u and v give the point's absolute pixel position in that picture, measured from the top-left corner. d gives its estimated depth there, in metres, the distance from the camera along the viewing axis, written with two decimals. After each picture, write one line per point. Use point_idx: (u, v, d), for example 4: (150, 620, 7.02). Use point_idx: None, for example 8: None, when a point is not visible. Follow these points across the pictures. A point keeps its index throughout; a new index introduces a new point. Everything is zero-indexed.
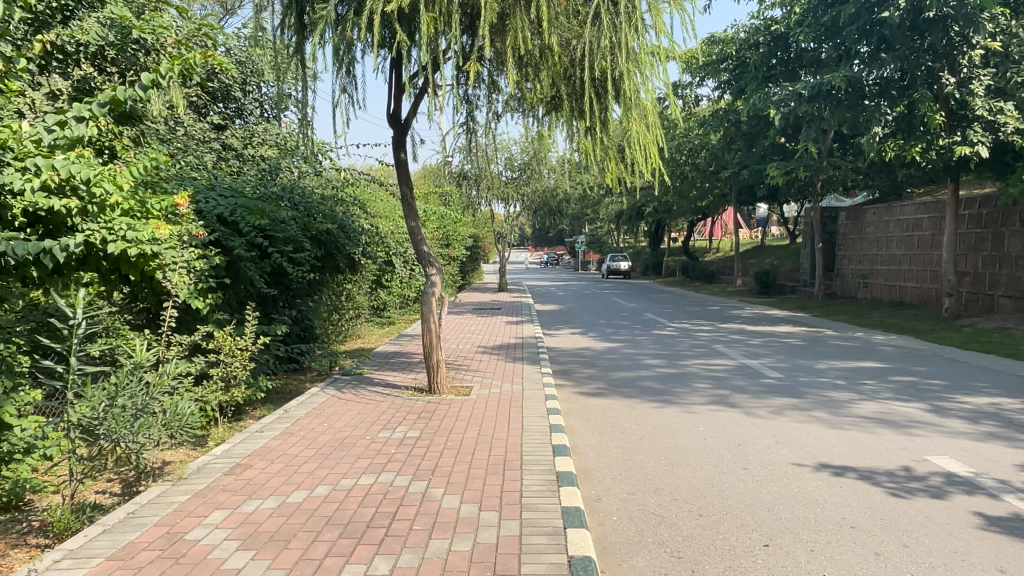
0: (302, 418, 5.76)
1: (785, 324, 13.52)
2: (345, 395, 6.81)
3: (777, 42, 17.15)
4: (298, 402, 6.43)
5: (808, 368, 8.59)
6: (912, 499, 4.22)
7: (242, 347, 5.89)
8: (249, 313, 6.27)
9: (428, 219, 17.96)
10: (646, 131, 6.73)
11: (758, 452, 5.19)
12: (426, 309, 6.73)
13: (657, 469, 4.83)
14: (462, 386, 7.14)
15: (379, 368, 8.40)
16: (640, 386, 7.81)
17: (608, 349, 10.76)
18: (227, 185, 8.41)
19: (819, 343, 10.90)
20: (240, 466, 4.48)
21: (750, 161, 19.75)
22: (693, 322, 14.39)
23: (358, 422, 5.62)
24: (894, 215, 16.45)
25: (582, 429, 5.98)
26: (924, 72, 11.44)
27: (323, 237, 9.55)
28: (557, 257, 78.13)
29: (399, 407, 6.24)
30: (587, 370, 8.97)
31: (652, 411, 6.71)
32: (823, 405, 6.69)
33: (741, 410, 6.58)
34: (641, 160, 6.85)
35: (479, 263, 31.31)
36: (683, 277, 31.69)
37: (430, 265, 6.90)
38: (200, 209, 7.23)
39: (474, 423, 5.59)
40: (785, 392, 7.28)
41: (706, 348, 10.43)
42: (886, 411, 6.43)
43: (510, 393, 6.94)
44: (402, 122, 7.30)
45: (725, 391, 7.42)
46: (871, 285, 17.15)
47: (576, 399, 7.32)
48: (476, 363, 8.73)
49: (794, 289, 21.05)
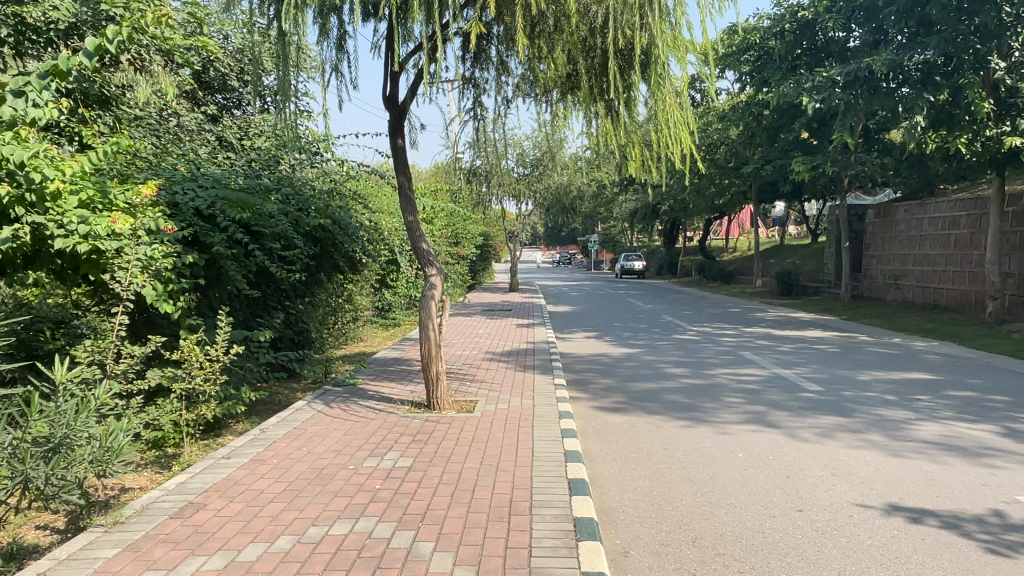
0: (279, 440, 5.01)
1: (814, 329, 12.61)
2: (332, 411, 6.03)
3: (804, 31, 16.49)
4: (278, 418, 5.70)
5: (850, 380, 7.74)
6: (1017, 558, 3.39)
7: (211, 358, 5.15)
8: (222, 317, 5.54)
9: (436, 216, 17.19)
10: (678, 115, 5.92)
11: (813, 489, 4.37)
12: (425, 315, 5.96)
13: (693, 511, 4.03)
14: (464, 400, 6.35)
15: (376, 377, 7.64)
16: (664, 400, 6.99)
17: (627, 356, 9.93)
18: (209, 175, 7.72)
19: (855, 350, 10.04)
20: (191, 508, 3.72)
21: (773, 156, 18.83)
22: (715, 325, 13.56)
23: (342, 445, 4.87)
24: (928, 212, 15.53)
25: (600, 454, 5.19)
26: (971, 57, 10.52)
27: (318, 234, 8.85)
28: (569, 256, 77.12)
29: (391, 426, 5.47)
30: (604, 380, 8.17)
31: (679, 430, 5.90)
32: (876, 426, 5.84)
33: (783, 431, 5.74)
34: (671, 147, 6.03)
35: (489, 262, 30.60)
36: (700, 277, 30.80)
37: (430, 265, 6.13)
38: (174, 203, 6.51)
39: (476, 448, 4.80)
40: (831, 409, 6.42)
41: (733, 356, 9.57)
42: (953, 434, 5.57)
43: (518, 408, 6.15)
44: (399, 105, 6.52)
45: (760, 407, 6.58)
46: (902, 286, 16.21)
47: (592, 415, 6.52)
48: (481, 372, 7.93)
49: (818, 290, 20.13)
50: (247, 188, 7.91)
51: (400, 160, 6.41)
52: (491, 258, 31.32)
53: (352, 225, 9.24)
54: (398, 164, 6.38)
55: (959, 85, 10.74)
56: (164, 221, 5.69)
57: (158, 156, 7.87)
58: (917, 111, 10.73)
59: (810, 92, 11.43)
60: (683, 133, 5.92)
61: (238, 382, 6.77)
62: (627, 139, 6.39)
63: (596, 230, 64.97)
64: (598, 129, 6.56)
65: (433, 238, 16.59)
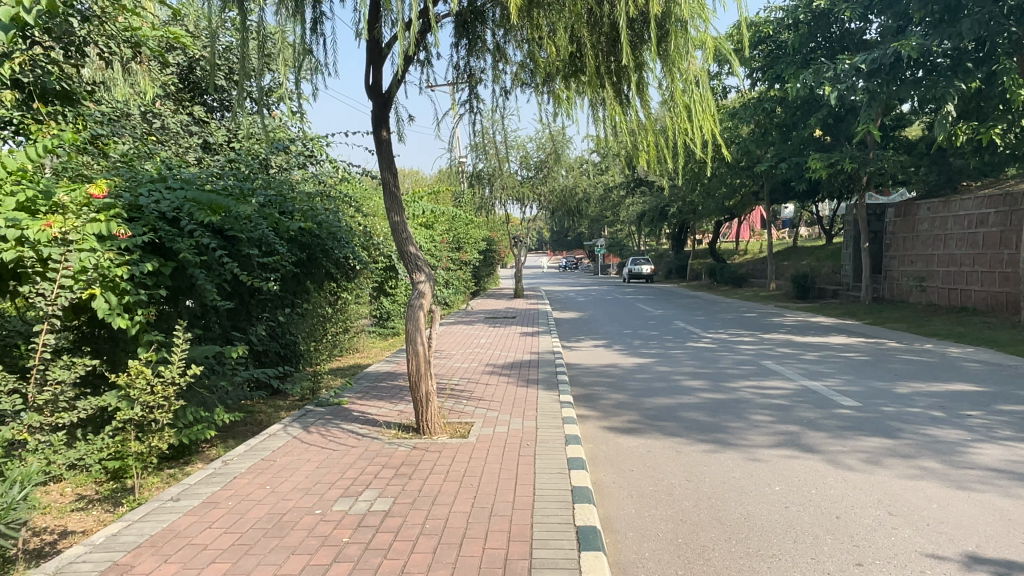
0: (241, 476, 4.33)
1: (837, 335, 11.85)
2: (308, 438, 5.32)
3: (819, 22, 15.83)
4: (245, 448, 5.04)
5: (889, 393, 6.99)
6: None
7: (156, 383, 4.54)
8: (177, 333, 4.90)
9: (437, 220, 16.56)
10: (701, 101, 5.26)
11: (871, 535, 3.63)
12: (411, 327, 5.27)
13: (728, 566, 3.31)
14: (459, 423, 5.63)
15: (364, 395, 6.94)
16: (683, 419, 6.27)
17: (639, 367, 9.21)
18: (181, 175, 7.09)
19: (887, 358, 9.29)
20: (115, 571, 3.05)
21: (787, 154, 18.11)
22: (731, 332, 12.83)
23: (312, 482, 4.18)
24: (952, 210, 14.77)
25: (614, 488, 4.48)
26: (1006, 40, 9.74)
27: (303, 240, 8.21)
28: (576, 261, 76.31)
29: (372, 456, 4.76)
30: (616, 395, 7.44)
31: (702, 456, 5.18)
32: (930, 449, 5.09)
33: (822, 457, 5.00)
34: (692, 135, 5.36)
35: (494, 268, 29.99)
36: (711, 280, 30.05)
37: (418, 271, 5.45)
38: (136, 205, 5.86)
39: (468, 485, 4.10)
40: (873, 430, 5.68)
41: (755, 366, 8.83)
42: (1020, 459, 4.82)
43: (520, 432, 5.43)
44: (383, 94, 5.84)
45: (792, 427, 5.85)
46: (926, 288, 15.41)
47: (603, 437, 5.80)
48: (479, 388, 7.22)
49: (836, 292, 19.35)
50: (224, 188, 7.27)
51: (386, 155, 5.73)
52: (495, 264, 30.67)
53: (341, 229, 8.63)
54: (382, 158, 5.69)
55: (992, 71, 9.97)
56: (120, 224, 4.97)
57: (130, 156, 7.27)
58: (948, 100, 9.95)
59: (831, 83, 10.67)
60: (706, 118, 5.25)
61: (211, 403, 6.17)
62: (638, 130, 5.66)
63: (603, 234, 64.16)
64: (601, 119, 5.84)
65: (434, 244, 15.93)
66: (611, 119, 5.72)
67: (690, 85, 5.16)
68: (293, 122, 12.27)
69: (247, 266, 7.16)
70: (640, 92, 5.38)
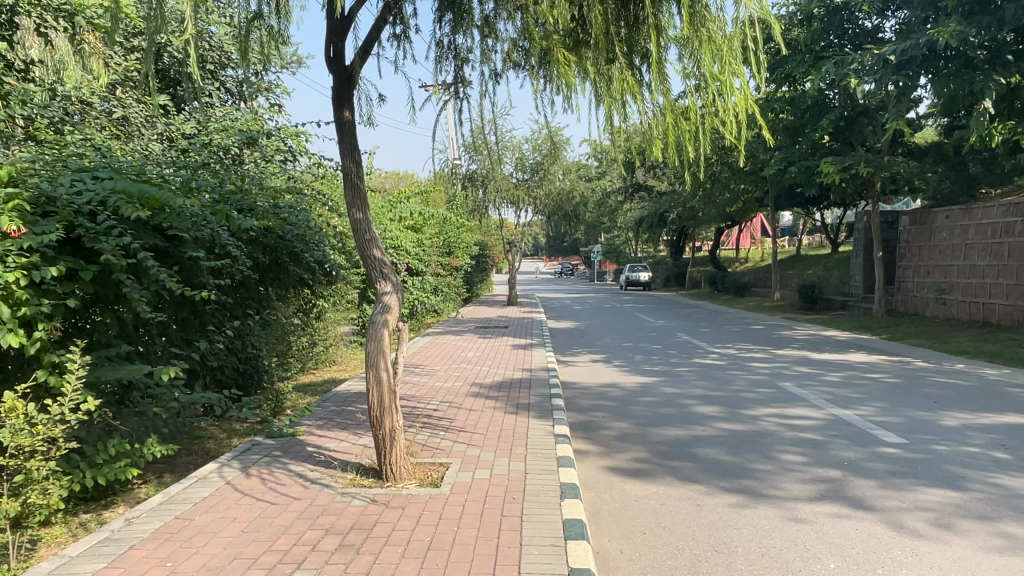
0: (137, 549, 3.35)
1: (857, 352, 10.89)
2: (241, 485, 4.31)
3: (833, 19, 14.97)
4: (159, 502, 4.06)
5: (936, 427, 6.04)
6: None
7: (32, 419, 3.71)
8: (76, 361, 4.05)
9: (426, 222, 15.58)
10: (738, 80, 4.36)
11: None
12: (370, 351, 4.26)
13: None
14: (432, 465, 4.63)
15: (325, 423, 5.93)
16: (701, 458, 5.29)
17: (642, 387, 8.25)
18: (115, 163, 6.14)
19: (918, 381, 8.38)
20: None
21: (796, 158, 17.21)
22: (740, 346, 11.89)
23: (226, 561, 3.19)
24: (973, 217, 13.88)
25: (621, 564, 3.49)
26: None
27: (265, 241, 7.33)
28: (572, 267, 75.52)
29: (315, 515, 3.76)
30: (619, 423, 6.47)
31: (729, 511, 4.20)
32: (1009, 508, 4.13)
33: (878, 517, 4.03)
34: (724, 121, 4.45)
35: (487, 274, 29.12)
36: (710, 289, 29.22)
37: (384, 281, 4.45)
38: (47, 196, 4.92)
39: (431, 566, 3.11)
40: (932, 479, 4.71)
41: (773, 390, 7.86)
42: None
43: (506, 477, 4.44)
44: (345, 67, 4.83)
45: (833, 472, 4.88)
46: (944, 301, 14.51)
47: (605, 481, 4.80)
48: (460, 415, 6.23)
49: (844, 303, 18.48)
50: (169, 178, 6.28)
51: (348, 139, 4.75)
52: (489, 269, 29.68)
53: (311, 228, 7.82)
54: (342, 144, 4.70)
55: None
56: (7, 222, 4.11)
57: (60, 142, 6.27)
58: (984, 96, 9.02)
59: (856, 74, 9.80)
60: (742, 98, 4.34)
61: (142, 434, 5.25)
62: (650, 122, 4.73)
63: (599, 239, 63.29)
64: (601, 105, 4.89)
65: (422, 248, 14.93)
66: (614, 109, 4.79)
67: (723, 52, 4.30)
68: (269, 115, 11.36)
69: (193, 271, 6.24)
70: (659, 73, 4.45)
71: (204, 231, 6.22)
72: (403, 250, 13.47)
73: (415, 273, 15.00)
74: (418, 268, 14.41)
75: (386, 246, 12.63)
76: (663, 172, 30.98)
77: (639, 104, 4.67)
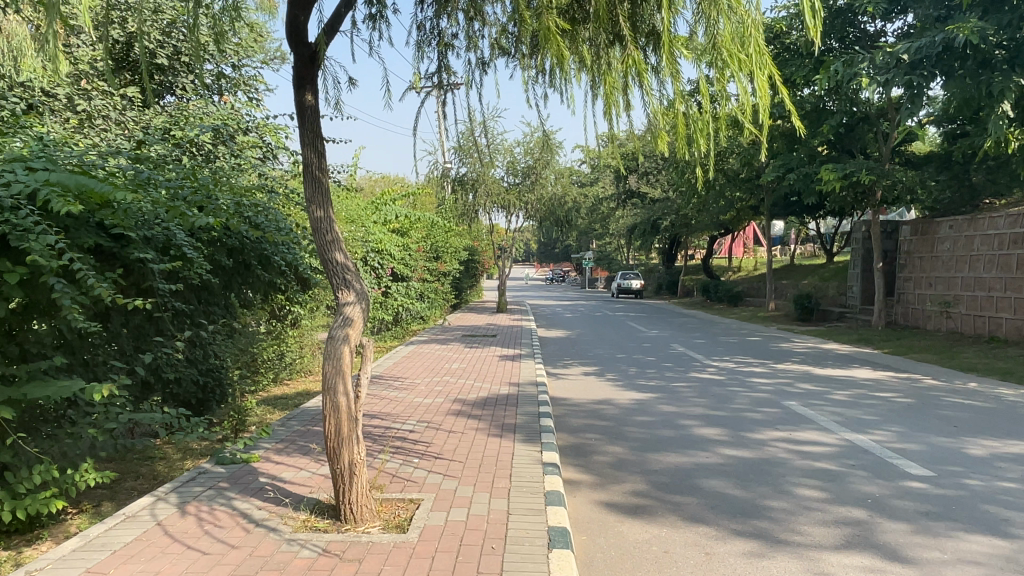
0: None
1: (862, 367, 10.35)
2: (173, 528, 3.68)
3: (835, 21, 14.53)
4: (72, 548, 3.43)
5: (964, 457, 5.47)
6: None
7: None
8: None
9: (412, 226, 14.98)
10: (763, 64, 3.77)
11: None
12: (327, 373, 3.65)
13: None
14: (400, 505, 4.00)
15: (286, 448, 5.29)
16: (707, 492, 4.70)
17: (638, 405, 7.65)
18: (56, 150, 5.51)
19: (933, 401, 7.84)
20: None
21: (794, 165, 16.74)
22: (739, 359, 11.34)
23: None
24: (978, 228, 13.43)
25: None
26: None
27: (228, 242, 6.76)
28: (563, 273, 75.11)
29: (252, 571, 3.12)
30: (613, 447, 5.87)
31: (744, 562, 3.60)
32: None
33: (918, 573, 3.44)
34: (746, 111, 3.89)
35: (477, 280, 28.58)
36: (704, 298, 28.76)
37: (347, 290, 3.84)
38: None
39: None
40: (971, 522, 4.13)
41: (779, 409, 7.29)
42: None
43: (485, 519, 3.82)
44: (308, 44, 4.20)
45: (858, 512, 4.29)
46: (948, 315, 14.02)
47: (599, 521, 4.19)
48: (438, 437, 5.61)
49: (842, 314, 18.01)
50: (117, 171, 5.66)
51: (309, 124, 4.15)
52: (478, 275, 29.08)
53: (281, 229, 7.28)
54: (303, 132, 4.10)
55: None
56: None
57: None
58: (1004, 97, 8.58)
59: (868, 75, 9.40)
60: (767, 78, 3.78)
61: (77, 457, 4.63)
62: (657, 111, 4.12)
63: (591, 246, 63.05)
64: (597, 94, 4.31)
65: (408, 253, 14.31)
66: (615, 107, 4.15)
67: (747, 26, 3.69)
68: (247, 111, 10.77)
69: (141, 273, 5.65)
70: (669, 58, 3.84)
71: (154, 231, 5.67)
72: (388, 254, 12.86)
73: (399, 278, 14.37)
74: (403, 273, 13.79)
75: (369, 250, 12.01)
76: (657, 178, 30.58)
77: (649, 93, 3.98)
